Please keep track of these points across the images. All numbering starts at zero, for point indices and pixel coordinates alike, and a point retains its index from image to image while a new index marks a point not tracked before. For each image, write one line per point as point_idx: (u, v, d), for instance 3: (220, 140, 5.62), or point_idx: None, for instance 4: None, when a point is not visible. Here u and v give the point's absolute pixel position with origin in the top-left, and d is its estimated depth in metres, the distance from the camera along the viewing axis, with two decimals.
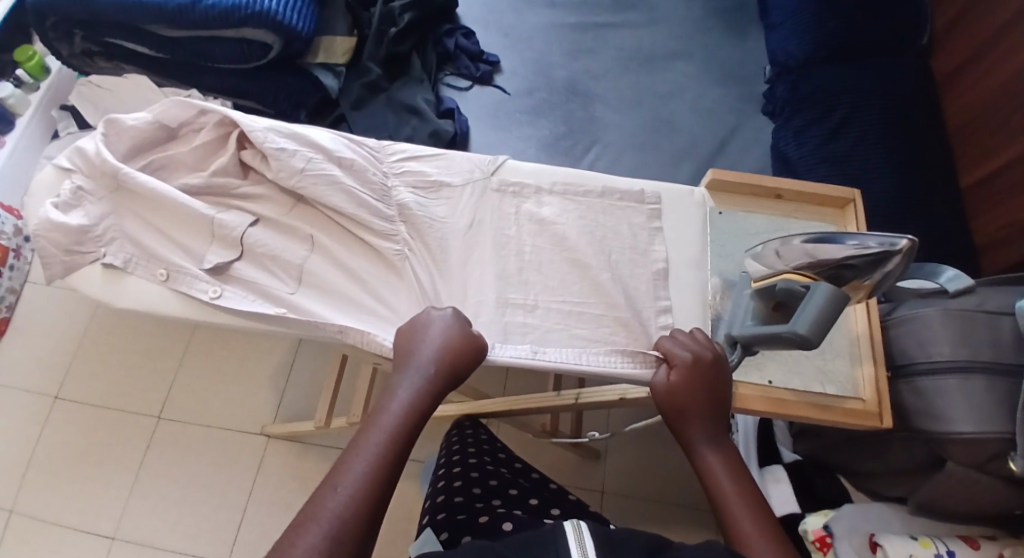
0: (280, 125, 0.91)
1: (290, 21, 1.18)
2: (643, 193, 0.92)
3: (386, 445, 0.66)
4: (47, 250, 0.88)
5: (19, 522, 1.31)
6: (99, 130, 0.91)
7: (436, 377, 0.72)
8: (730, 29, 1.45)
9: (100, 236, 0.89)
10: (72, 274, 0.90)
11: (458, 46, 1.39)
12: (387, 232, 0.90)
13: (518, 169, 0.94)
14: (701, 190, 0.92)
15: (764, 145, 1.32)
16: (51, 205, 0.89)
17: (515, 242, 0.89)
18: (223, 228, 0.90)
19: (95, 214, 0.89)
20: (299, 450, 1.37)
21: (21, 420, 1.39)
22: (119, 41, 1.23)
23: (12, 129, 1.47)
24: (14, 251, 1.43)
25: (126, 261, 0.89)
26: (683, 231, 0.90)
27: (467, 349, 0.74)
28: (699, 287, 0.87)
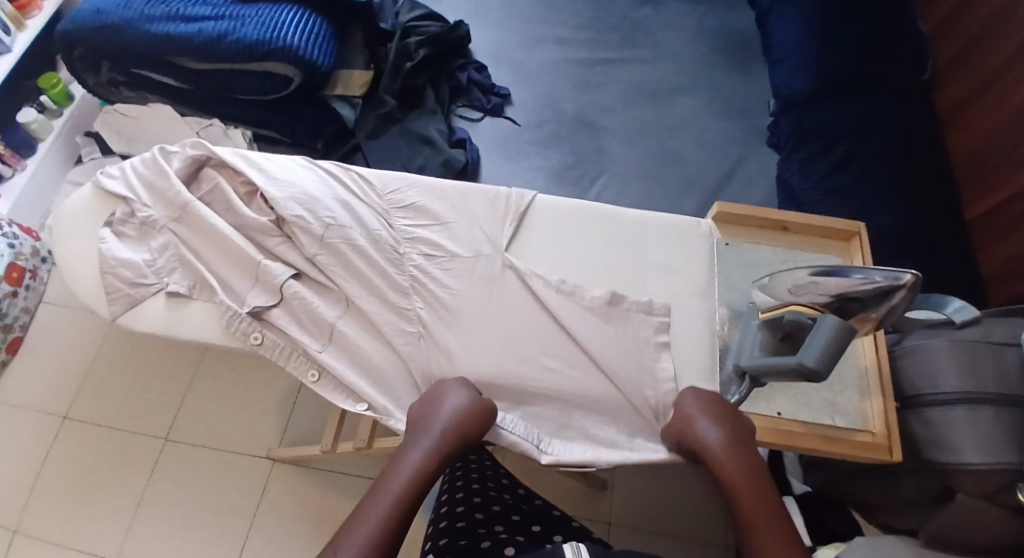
0: (299, 192, 0.92)
1: (311, 55, 1.22)
2: (652, 228, 0.92)
3: (392, 508, 0.67)
4: (112, 284, 0.92)
5: (22, 542, 1.31)
6: (151, 159, 0.98)
7: (447, 439, 0.74)
8: (736, 65, 1.48)
9: (162, 266, 0.93)
10: (134, 308, 0.92)
11: (470, 79, 1.43)
12: (403, 300, 0.88)
13: (526, 245, 0.92)
14: (707, 222, 0.93)
15: (768, 177, 1.34)
16: (115, 240, 0.95)
17: (532, 323, 0.86)
18: (249, 258, 0.91)
19: (157, 243, 0.94)
20: (305, 476, 1.37)
21: (29, 440, 1.40)
22: (144, 72, 1.27)
23: (33, 154, 1.50)
24: (30, 272, 1.45)
25: (190, 286, 0.92)
26: (693, 264, 0.90)
27: (481, 416, 0.77)
28: (709, 316, 0.87)
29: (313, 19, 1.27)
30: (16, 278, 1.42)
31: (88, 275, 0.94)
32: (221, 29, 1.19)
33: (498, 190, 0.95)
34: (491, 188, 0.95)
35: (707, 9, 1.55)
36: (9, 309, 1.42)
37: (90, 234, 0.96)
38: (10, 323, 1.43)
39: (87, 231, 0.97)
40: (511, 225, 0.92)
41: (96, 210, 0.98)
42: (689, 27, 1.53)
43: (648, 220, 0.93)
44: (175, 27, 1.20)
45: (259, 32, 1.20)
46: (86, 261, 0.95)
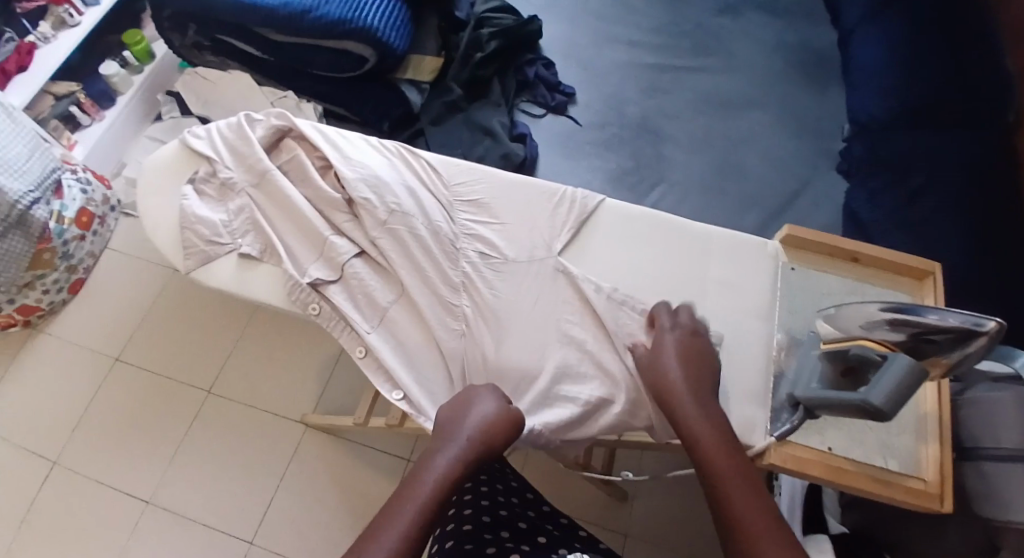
0: (369, 174, 0.93)
1: (388, 38, 1.26)
2: (715, 244, 0.91)
3: (416, 515, 0.65)
4: (192, 241, 0.95)
5: (62, 473, 1.38)
6: (237, 124, 1.01)
7: (474, 447, 0.72)
8: (812, 84, 1.44)
9: (237, 228, 0.95)
10: (206, 266, 0.94)
11: (538, 74, 1.42)
12: (455, 291, 0.89)
13: (583, 253, 0.91)
14: (774, 243, 0.92)
15: (835, 203, 1.30)
16: (198, 199, 0.98)
17: (579, 331, 0.85)
18: (318, 235, 0.93)
19: (234, 205, 0.97)
20: (335, 445, 1.40)
21: (80, 378, 1.46)
22: (227, 38, 1.32)
23: (112, 105, 1.58)
24: (99, 218, 1.52)
25: (261, 250, 0.94)
26: (753, 285, 0.88)
27: (512, 428, 0.75)
28: (765, 340, 0.84)
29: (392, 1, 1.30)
30: (86, 222, 1.48)
31: (168, 232, 0.97)
32: (306, 5, 1.21)
33: (564, 189, 0.95)
34: (556, 186, 0.96)
35: (786, 25, 1.51)
36: (77, 250, 1.48)
37: (171, 190, 1.00)
38: (76, 265, 1.50)
39: (167, 187, 1.00)
40: (571, 230, 0.92)
41: (178, 166, 1.02)
42: (766, 42, 1.49)
43: (712, 235, 0.92)
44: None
45: (342, 11, 1.22)
46: (165, 216, 0.98)
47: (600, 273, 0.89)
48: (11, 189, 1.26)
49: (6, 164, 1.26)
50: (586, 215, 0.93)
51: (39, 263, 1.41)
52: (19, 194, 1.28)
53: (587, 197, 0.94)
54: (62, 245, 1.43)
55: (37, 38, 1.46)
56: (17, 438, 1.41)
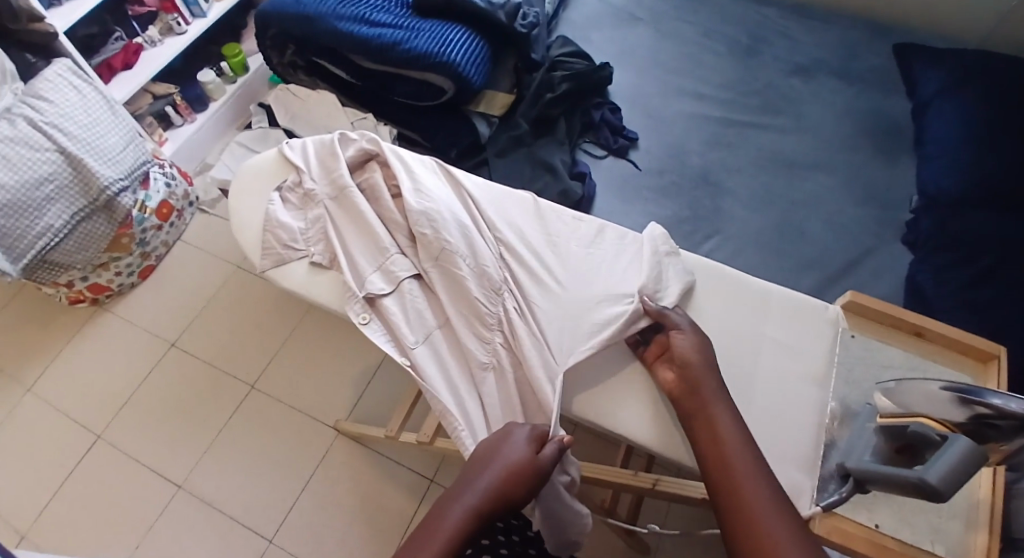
0: (428, 205, 0.95)
1: (467, 73, 1.31)
2: (777, 303, 0.90)
3: (439, 545, 0.67)
4: (270, 242, 0.99)
5: (105, 447, 1.46)
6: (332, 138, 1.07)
7: (496, 484, 0.72)
8: (883, 152, 1.41)
9: (312, 237, 0.99)
10: (280, 267, 0.98)
11: (603, 118, 1.45)
12: (492, 316, 0.90)
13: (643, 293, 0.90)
14: (836, 308, 0.89)
15: (896, 275, 1.27)
16: (282, 205, 1.03)
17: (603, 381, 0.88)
18: (382, 245, 0.96)
19: (312, 215, 1.01)
20: (363, 454, 1.44)
21: (136, 359, 1.55)
22: (322, 61, 1.41)
23: (203, 110, 1.70)
24: (177, 211, 1.63)
25: (330, 258, 0.98)
26: (812, 347, 0.86)
27: (536, 476, 0.74)
28: (819, 406, 0.82)
29: (476, 41, 1.36)
30: (165, 214, 1.59)
31: (251, 232, 1.02)
32: (397, 38, 1.30)
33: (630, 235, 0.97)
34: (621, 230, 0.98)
35: (862, 91, 1.50)
36: (152, 239, 1.58)
37: (261, 194, 1.05)
38: (148, 252, 1.59)
39: (254, 193, 1.05)
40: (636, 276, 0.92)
41: (272, 174, 1.07)
42: (838, 106, 1.48)
43: (772, 293, 0.90)
44: (358, 28, 1.31)
45: (429, 45, 1.30)
46: (254, 218, 1.03)
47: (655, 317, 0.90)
48: (104, 175, 1.37)
49: (102, 152, 1.38)
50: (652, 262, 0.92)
51: (117, 247, 1.51)
52: (109, 180, 1.39)
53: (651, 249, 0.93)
54: (140, 232, 1.53)
55: (144, 40, 1.56)
56: (69, 408, 1.50)
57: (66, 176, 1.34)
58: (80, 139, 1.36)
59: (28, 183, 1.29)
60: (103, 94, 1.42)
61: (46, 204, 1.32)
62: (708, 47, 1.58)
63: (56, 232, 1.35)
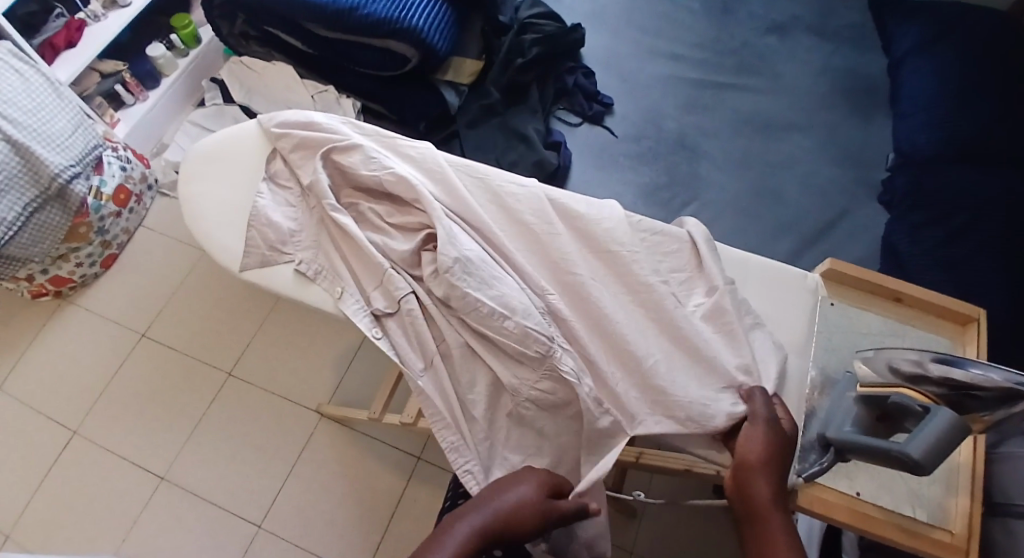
0: (451, 238, 0.79)
1: (432, 39, 1.27)
2: (767, 276, 0.85)
3: None
4: (254, 240, 0.85)
5: (81, 441, 1.43)
6: (292, 126, 0.91)
7: (496, 521, 0.65)
8: (858, 110, 1.40)
9: (300, 242, 0.86)
10: (263, 269, 0.85)
11: (576, 83, 1.42)
12: (542, 357, 0.75)
13: (708, 318, 0.80)
14: (814, 275, 0.86)
15: (871, 235, 1.27)
16: (271, 198, 0.89)
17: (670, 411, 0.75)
18: (376, 263, 0.83)
19: (309, 219, 0.88)
20: (346, 436, 1.43)
21: (107, 351, 1.51)
22: (276, 31, 1.33)
23: (156, 86, 1.62)
24: (137, 196, 1.57)
25: (317, 271, 0.84)
26: (788, 312, 0.83)
27: (543, 526, 0.66)
28: (801, 377, 0.79)
29: (440, 6, 1.31)
30: (123, 199, 1.53)
31: (228, 231, 0.87)
32: (353, 2, 1.23)
33: (671, 228, 0.87)
34: (659, 225, 0.87)
35: (836, 47, 1.47)
36: (112, 227, 1.53)
37: (244, 175, 0.91)
38: (110, 240, 1.55)
39: (229, 172, 0.91)
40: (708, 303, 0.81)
41: (255, 149, 0.93)
42: (813, 63, 1.46)
43: (751, 260, 0.86)
44: None
45: (389, 10, 1.24)
46: (228, 204, 0.89)
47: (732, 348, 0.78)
48: (52, 162, 1.33)
49: (47, 137, 1.33)
50: (724, 286, 0.80)
51: (74, 237, 1.46)
52: (60, 167, 1.34)
53: (681, 240, 0.85)
54: (99, 220, 1.49)
55: (86, 15, 1.48)
56: (41, 404, 1.46)
57: (14, 167, 1.30)
58: (26, 125, 1.31)
59: None
60: (46, 76, 1.36)
61: None
62: (680, 6, 1.54)
63: (10, 224, 1.30)
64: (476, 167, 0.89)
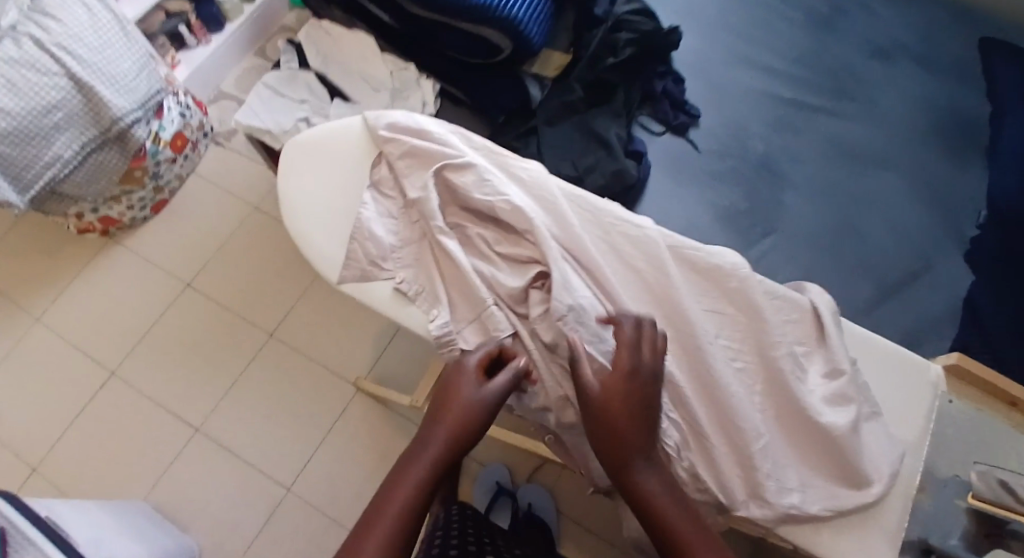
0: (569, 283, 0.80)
1: (529, 32, 1.21)
2: (887, 361, 0.86)
3: (403, 505, 0.68)
4: (356, 253, 0.86)
5: (117, 386, 1.42)
6: (411, 135, 0.89)
7: (447, 436, 0.72)
8: (954, 151, 1.33)
9: (401, 258, 0.86)
10: (362, 284, 0.85)
11: (665, 89, 1.37)
12: None
13: (821, 399, 0.81)
14: (938, 367, 0.86)
15: (957, 292, 1.22)
16: (374, 207, 0.88)
17: (768, 487, 0.77)
18: (477, 295, 0.82)
19: (409, 233, 0.87)
20: (381, 414, 1.40)
21: (148, 296, 1.49)
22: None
23: (219, 31, 1.57)
24: (192, 143, 1.53)
25: (418, 292, 0.84)
26: (899, 399, 0.84)
27: (493, 410, 0.74)
28: (912, 474, 0.81)
29: None
30: (179, 145, 1.49)
31: (330, 233, 0.88)
32: None
33: (794, 294, 0.87)
34: (782, 289, 0.87)
35: (942, 80, 1.40)
36: (166, 172, 1.50)
37: (345, 176, 0.91)
38: (162, 186, 1.51)
39: (330, 170, 0.91)
40: (829, 385, 0.82)
41: (360, 149, 0.92)
42: (916, 95, 1.39)
43: (875, 341, 0.87)
44: None
45: None
46: (329, 204, 0.89)
47: (847, 438, 0.78)
48: (116, 105, 1.26)
49: (116, 80, 1.27)
50: (849, 370, 0.81)
51: (129, 180, 1.42)
52: (125, 111, 1.28)
53: (804, 310, 0.86)
54: (154, 165, 1.44)
55: None
56: (78, 343, 1.45)
57: (76, 105, 1.24)
58: (92, 64, 1.24)
59: (35, 111, 1.19)
60: (115, 14, 1.29)
61: (52, 133, 1.23)
62: (782, 18, 1.47)
63: (65, 162, 1.26)
64: (593, 202, 0.89)
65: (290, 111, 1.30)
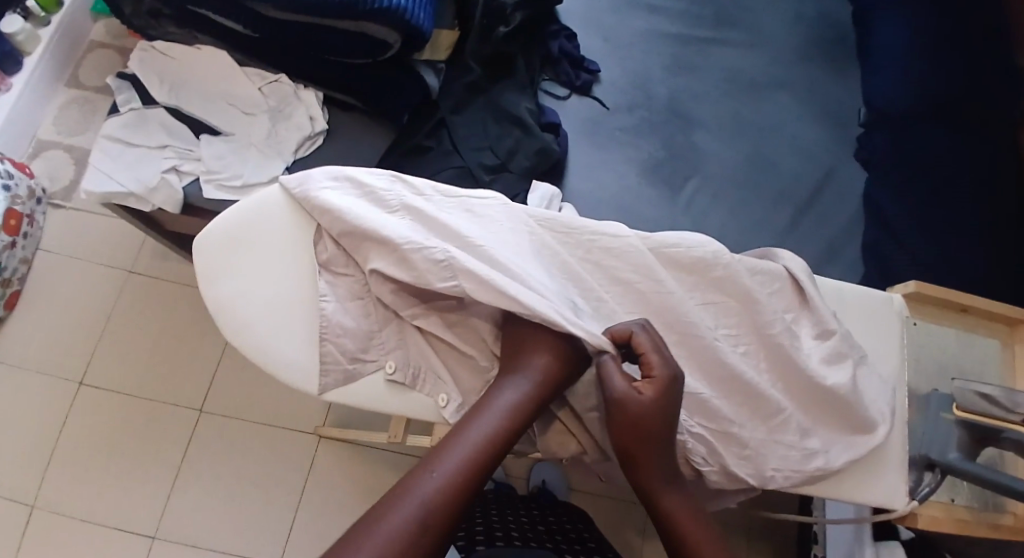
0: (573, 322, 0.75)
1: (416, 19, 1.06)
2: (855, 304, 0.90)
3: (481, 445, 0.66)
4: (330, 355, 0.76)
5: (42, 516, 1.22)
6: (351, 194, 0.80)
7: (533, 388, 0.70)
8: (832, 62, 1.39)
9: (384, 343, 0.78)
10: (351, 384, 0.77)
11: (562, 49, 1.32)
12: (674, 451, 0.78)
13: (822, 365, 0.82)
14: (897, 297, 0.92)
15: (856, 194, 1.28)
16: (334, 294, 0.78)
17: (801, 458, 0.80)
18: (477, 360, 0.78)
19: (380, 313, 0.79)
20: (353, 454, 1.30)
21: (41, 406, 1.28)
22: (205, 11, 1.08)
23: (18, 69, 1.37)
24: (27, 218, 1.30)
25: (411, 377, 0.78)
26: (876, 338, 0.89)
27: (577, 365, 0.73)
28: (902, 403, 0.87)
29: None
30: (14, 225, 1.26)
31: (291, 338, 0.77)
32: None
33: (766, 264, 0.86)
34: (758, 262, 0.86)
35: None
36: (9, 261, 1.26)
37: (285, 267, 0.80)
38: (9, 277, 1.28)
39: (263, 264, 0.80)
40: (823, 346, 0.83)
41: (293, 227, 0.81)
42: (789, 10, 1.43)
43: (846, 291, 0.90)
44: None
45: None
46: (279, 304, 0.78)
47: (852, 395, 0.80)
48: None
49: None
50: (839, 330, 0.83)
51: None
52: None
53: (778, 274, 0.85)
54: None
55: None
56: None
57: None
58: None
59: None
60: None
61: None
62: None
63: None
64: (556, 220, 0.82)
65: (150, 162, 1.07)
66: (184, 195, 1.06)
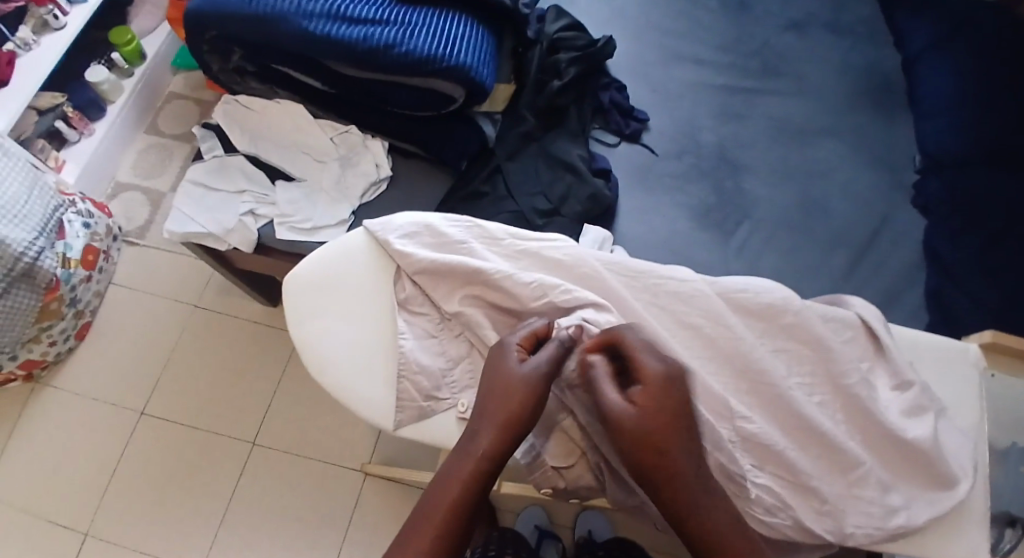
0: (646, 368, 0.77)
1: (481, 76, 1.11)
2: (930, 355, 0.88)
3: (479, 463, 0.68)
4: (406, 392, 0.79)
5: (96, 544, 1.25)
6: (428, 240, 0.85)
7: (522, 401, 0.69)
8: (881, 109, 1.40)
9: (457, 382, 0.80)
10: (423, 422, 0.79)
11: (612, 100, 1.35)
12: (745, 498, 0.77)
13: (898, 416, 0.82)
14: (973, 348, 0.90)
15: (914, 241, 1.27)
16: (411, 333, 0.82)
17: (874, 511, 0.78)
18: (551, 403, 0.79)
19: (456, 353, 0.81)
20: (400, 494, 1.29)
21: (104, 435, 1.32)
22: (286, 68, 1.16)
23: (101, 116, 1.46)
24: (103, 253, 1.37)
25: None
26: (951, 388, 0.87)
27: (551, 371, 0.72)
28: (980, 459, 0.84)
29: (478, 33, 1.17)
30: (91, 260, 1.33)
31: (368, 374, 0.80)
32: (389, 38, 1.07)
33: (840, 311, 0.86)
34: (831, 309, 0.86)
35: (855, 44, 1.48)
36: (84, 294, 1.33)
37: (362, 305, 0.83)
38: (83, 309, 1.34)
39: (343, 301, 0.83)
40: (902, 397, 0.83)
41: (374, 268, 0.85)
42: (836, 61, 1.45)
43: (920, 340, 0.89)
44: (336, 29, 1.07)
45: (431, 46, 1.08)
46: (356, 340, 0.82)
47: (934, 447, 0.80)
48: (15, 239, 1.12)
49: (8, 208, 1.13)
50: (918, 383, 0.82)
51: (45, 315, 1.25)
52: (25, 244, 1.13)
53: (856, 326, 0.85)
54: (70, 290, 1.28)
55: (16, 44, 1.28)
56: (35, 507, 1.27)
57: None
58: None
59: None
60: None
61: None
62: (698, 7, 1.51)
63: None
64: (629, 266, 0.84)
65: (230, 206, 1.13)
66: (258, 235, 1.12)
